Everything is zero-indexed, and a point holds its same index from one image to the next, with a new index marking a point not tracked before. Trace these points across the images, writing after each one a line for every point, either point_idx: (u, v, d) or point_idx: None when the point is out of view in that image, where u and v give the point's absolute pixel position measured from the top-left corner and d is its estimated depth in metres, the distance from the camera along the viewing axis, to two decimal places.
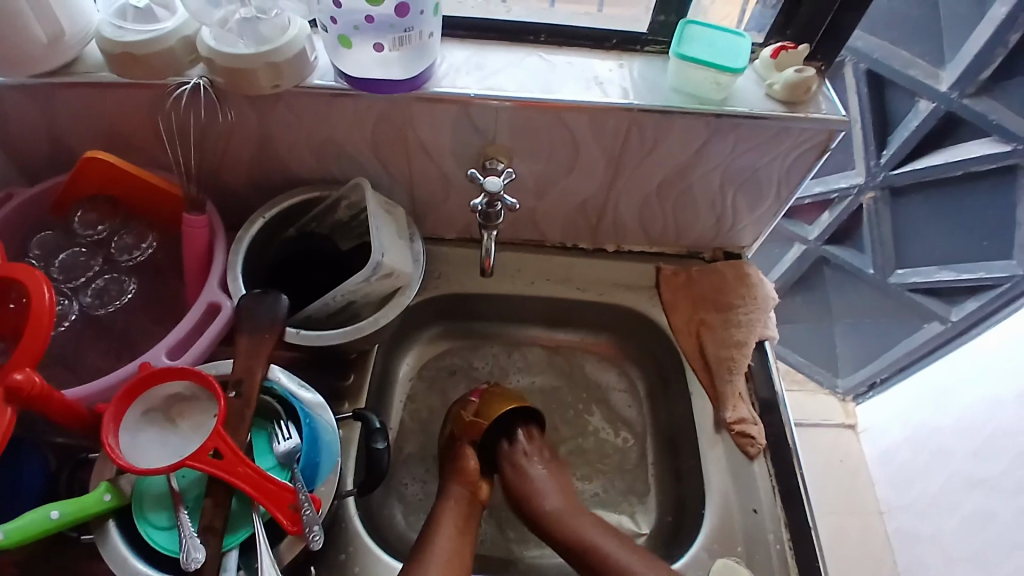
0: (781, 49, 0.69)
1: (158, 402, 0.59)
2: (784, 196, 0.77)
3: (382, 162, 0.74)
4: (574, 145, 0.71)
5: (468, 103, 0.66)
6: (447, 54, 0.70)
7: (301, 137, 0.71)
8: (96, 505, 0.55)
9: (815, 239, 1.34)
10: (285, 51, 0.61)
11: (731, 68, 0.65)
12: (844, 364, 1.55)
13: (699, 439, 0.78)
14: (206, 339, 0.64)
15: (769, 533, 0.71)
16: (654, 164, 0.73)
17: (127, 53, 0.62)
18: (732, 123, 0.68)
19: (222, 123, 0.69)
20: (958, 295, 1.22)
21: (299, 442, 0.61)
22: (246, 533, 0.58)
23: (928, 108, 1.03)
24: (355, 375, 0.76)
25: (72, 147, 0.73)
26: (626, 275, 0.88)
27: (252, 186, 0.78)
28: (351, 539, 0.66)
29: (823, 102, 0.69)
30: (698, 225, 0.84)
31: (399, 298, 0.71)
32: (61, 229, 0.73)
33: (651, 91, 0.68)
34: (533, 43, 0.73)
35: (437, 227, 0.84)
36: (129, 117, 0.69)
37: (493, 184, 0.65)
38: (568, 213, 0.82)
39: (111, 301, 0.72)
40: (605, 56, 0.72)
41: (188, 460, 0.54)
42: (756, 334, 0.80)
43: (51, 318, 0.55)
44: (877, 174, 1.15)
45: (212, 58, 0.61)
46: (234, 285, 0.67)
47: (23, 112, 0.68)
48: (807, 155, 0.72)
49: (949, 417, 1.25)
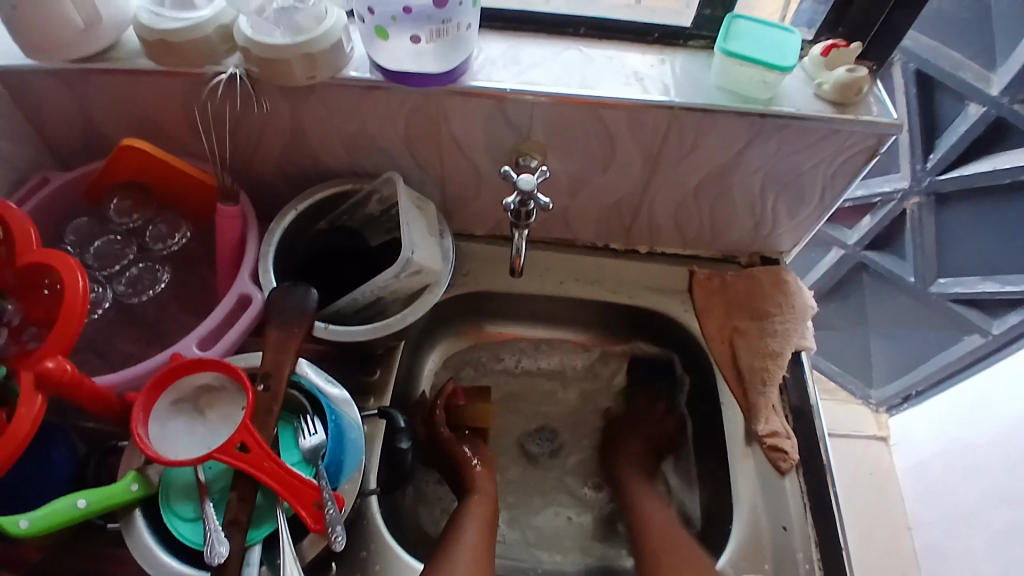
0: (833, 46, 0.66)
1: (187, 392, 0.59)
2: (828, 200, 0.74)
3: (414, 156, 0.73)
4: (611, 143, 0.69)
5: (504, 97, 0.64)
6: (484, 47, 0.68)
7: (334, 130, 0.70)
8: (123, 494, 0.55)
9: (854, 244, 1.29)
10: (322, 41, 0.61)
11: (781, 67, 0.62)
12: (878, 374, 1.50)
13: (730, 450, 0.76)
14: (235, 331, 0.64)
15: (800, 551, 0.69)
16: (693, 164, 0.71)
17: (163, 40, 0.61)
18: (778, 124, 0.65)
19: (255, 114, 0.68)
20: (1000, 307, 1.17)
21: (324, 439, 0.60)
22: (269, 528, 0.58)
23: (978, 112, 0.99)
24: (381, 371, 0.74)
25: (108, 134, 0.73)
26: (658, 277, 0.86)
27: (284, 177, 0.78)
28: (373, 536, 0.65)
29: (875, 105, 0.65)
30: (735, 229, 0.81)
31: (427, 295, 0.70)
32: (94, 216, 0.74)
33: (694, 89, 0.66)
34: (572, 37, 0.71)
35: (467, 223, 0.83)
36: (164, 105, 0.69)
37: (525, 183, 0.64)
38: (601, 213, 0.80)
39: (144, 291, 0.73)
40: (646, 51, 0.70)
41: (214, 453, 0.53)
42: (793, 344, 0.77)
43: (83, 304, 0.55)
44: (922, 179, 1.10)
45: (248, 47, 0.61)
46: (264, 277, 0.67)
47: (60, 98, 0.69)
48: (856, 159, 0.68)
49: (985, 434, 1.20)
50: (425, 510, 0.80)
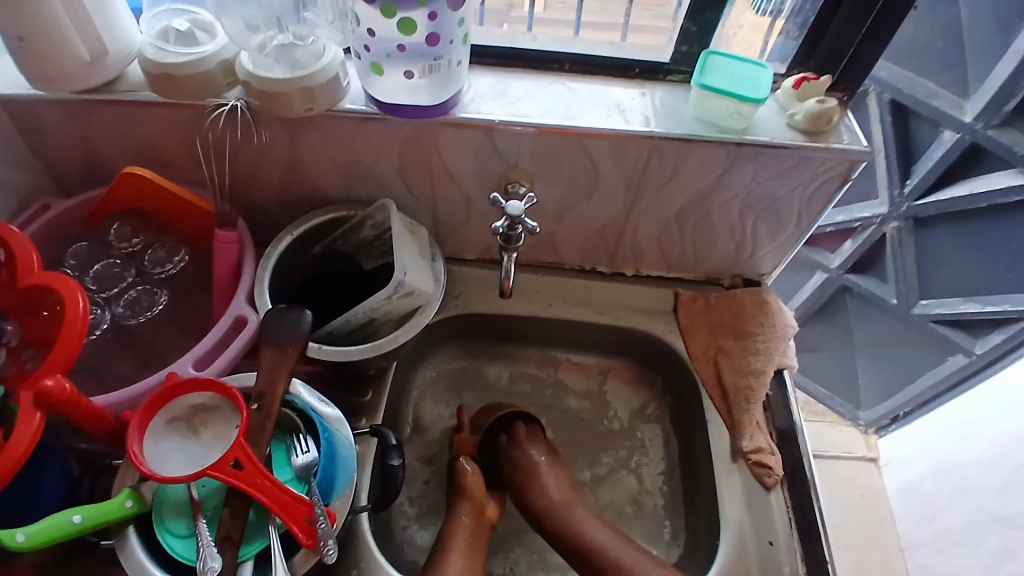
0: (803, 79, 0.70)
1: (181, 412, 0.61)
2: (805, 224, 0.77)
3: (406, 183, 0.76)
4: (595, 171, 0.72)
5: (492, 128, 0.67)
6: (473, 81, 0.72)
7: (330, 159, 0.73)
8: (118, 511, 0.56)
9: (837, 267, 1.32)
10: (319, 76, 0.64)
11: (754, 99, 0.66)
12: (866, 395, 1.52)
13: (715, 467, 0.77)
14: (230, 352, 0.65)
15: (786, 565, 0.70)
16: (674, 190, 0.74)
17: (165, 74, 0.65)
18: (753, 152, 0.68)
19: (255, 143, 0.71)
20: (983, 327, 1.20)
21: (317, 456, 0.62)
22: (261, 544, 0.59)
23: (952, 139, 1.03)
24: (373, 393, 0.76)
25: (109, 163, 0.76)
26: (644, 299, 0.88)
27: (280, 204, 0.80)
28: (363, 556, 0.66)
29: (845, 133, 0.69)
30: (717, 252, 0.84)
31: (418, 316, 0.73)
32: (94, 240, 0.76)
33: (673, 120, 0.69)
34: (558, 71, 0.75)
35: (457, 247, 0.86)
36: (165, 135, 0.72)
37: (514, 208, 0.66)
38: (587, 237, 0.82)
39: (142, 312, 0.75)
40: (628, 85, 0.74)
41: (209, 470, 0.55)
42: (774, 363, 0.80)
43: (83, 325, 0.57)
44: (901, 204, 1.14)
45: (249, 80, 0.64)
46: (259, 300, 0.69)
47: (66, 127, 0.72)
48: (829, 184, 0.72)
49: (974, 452, 1.22)
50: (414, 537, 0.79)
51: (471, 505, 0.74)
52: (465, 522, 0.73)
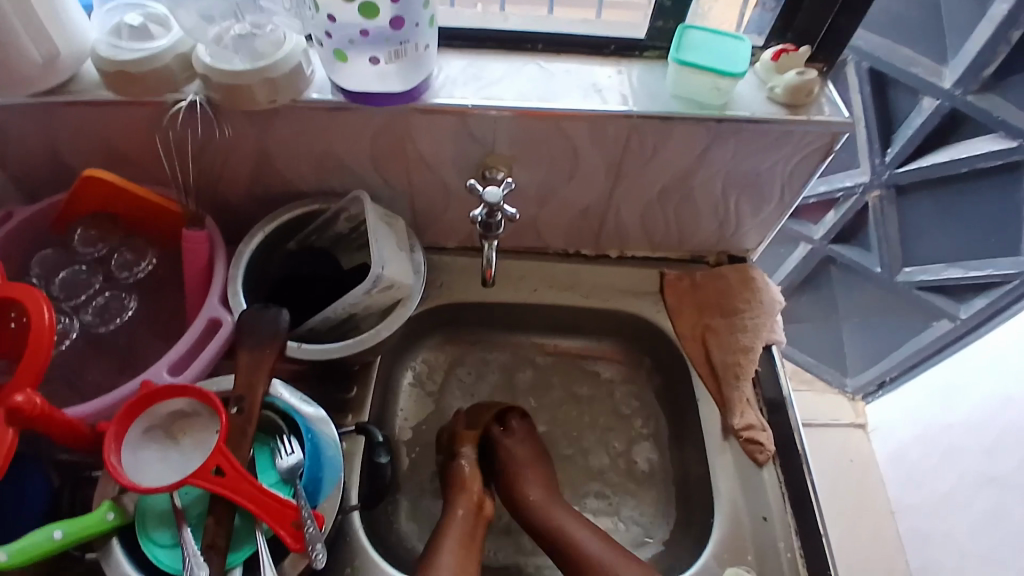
0: (782, 51, 0.69)
1: (159, 420, 0.59)
2: (787, 199, 0.77)
3: (381, 173, 0.74)
4: (574, 153, 0.70)
5: (467, 113, 0.65)
6: (444, 65, 0.69)
7: (300, 152, 0.71)
8: (99, 525, 0.55)
9: (821, 238, 1.32)
10: (282, 65, 0.61)
11: (732, 73, 0.65)
12: (852, 363, 1.54)
13: (707, 445, 0.77)
14: (207, 355, 0.64)
15: (780, 540, 0.71)
16: (656, 169, 0.73)
17: (122, 71, 0.62)
18: (732, 128, 0.67)
19: (220, 139, 0.69)
20: (967, 292, 1.21)
21: (301, 458, 0.61)
22: (248, 551, 0.58)
23: (932, 107, 1.02)
24: (358, 388, 0.75)
25: (72, 165, 0.73)
26: (629, 280, 0.87)
27: (252, 200, 0.78)
28: (355, 553, 0.66)
29: (825, 105, 0.68)
30: (701, 230, 0.83)
31: (400, 309, 0.71)
32: (60, 247, 0.73)
33: (650, 98, 0.68)
34: (531, 52, 0.73)
35: (438, 236, 0.84)
36: (127, 134, 0.69)
37: (492, 195, 0.65)
38: (569, 220, 0.81)
39: (112, 319, 0.72)
40: (603, 63, 0.72)
41: (190, 478, 0.54)
42: (762, 338, 0.80)
43: (51, 337, 0.55)
44: (882, 172, 1.14)
45: (209, 74, 0.61)
46: (234, 300, 0.67)
47: (22, 131, 0.68)
48: (811, 157, 0.71)
49: (960, 416, 1.23)
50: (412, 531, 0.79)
51: (469, 498, 0.74)
52: (462, 513, 0.72)
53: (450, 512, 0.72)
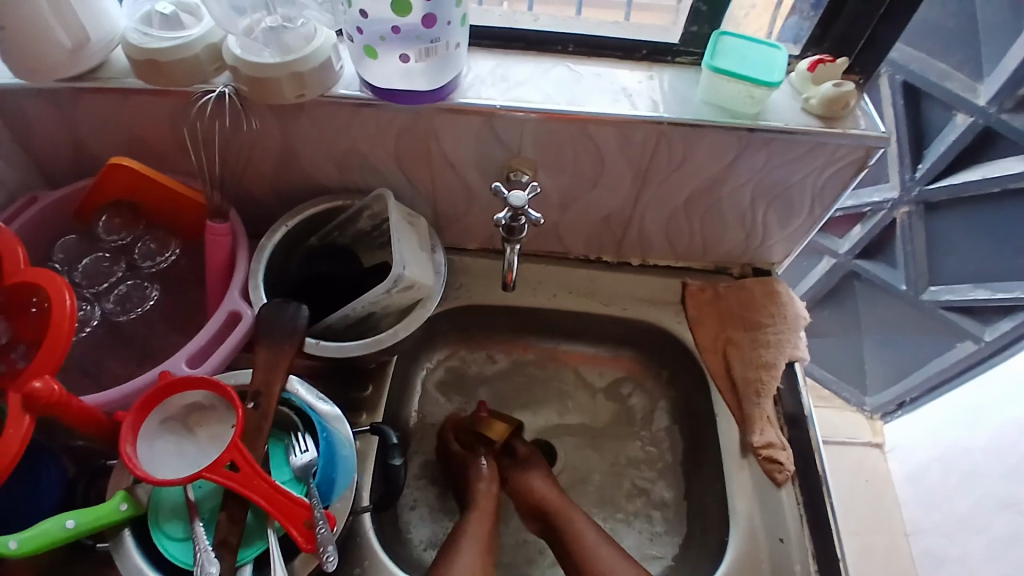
0: (819, 61, 0.67)
1: (176, 411, 0.59)
2: (818, 212, 0.75)
3: (405, 172, 0.73)
4: (601, 158, 0.69)
5: (493, 114, 0.64)
6: (473, 64, 0.69)
7: (325, 148, 0.70)
8: (111, 515, 0.55)
9: (845, 253, 1.30)
10: (310, 61, 0.61)
11: (768, 82, 0.63)
12: (872, 381, 1.50)
13: (725, 462, 0.76)
14: (226, 348, 0.63)
15: (797, 563, 0.69)
16: (683, 178, 0.71)
17: (152, 60, 0.61)
18: (766, 138, 0.65)
19: (247, 132, 0.69)
20: (993, 314, 1.18)
21: (315, 456, 0.61)
22: (259, 548, 0.58)
23: (965, 122, 1.00)
24: (373, 388, 0.74)
25: (98, 153, 0.73)
26: (649, 289, 0.86)
27: (274, 194, 0.78)
28: (367, 553, 0.65)
29: (862, 119, 0.66)
30: (727, 241, 0.81)
31: (419, 310, 0.70)
32: (84, 234, 0.73)
33: (682, 104, 0.66)
34: (562, 53, 0.72)
35: (458, 237, 0.83)
36: (154, 123, 0.69)
37: (517, 198, 0.64)
38: (593, 226, 0.80)
39: (133, 308, 0.72)
40: (634, 67, 0.71)
41: (204, 472, 0.53)
42: (786, 354, 0.78)
43: (71, 325, 0.54)
44: (911, 188, 1.11)
45: (237, 66, 0.61)
46: (255, 294, 0.67)
47: (51, 116, 0.69)
48: (845, 170, 0.69)
49: (980, 440, 1.21)
50: (416, 531, 0.77)
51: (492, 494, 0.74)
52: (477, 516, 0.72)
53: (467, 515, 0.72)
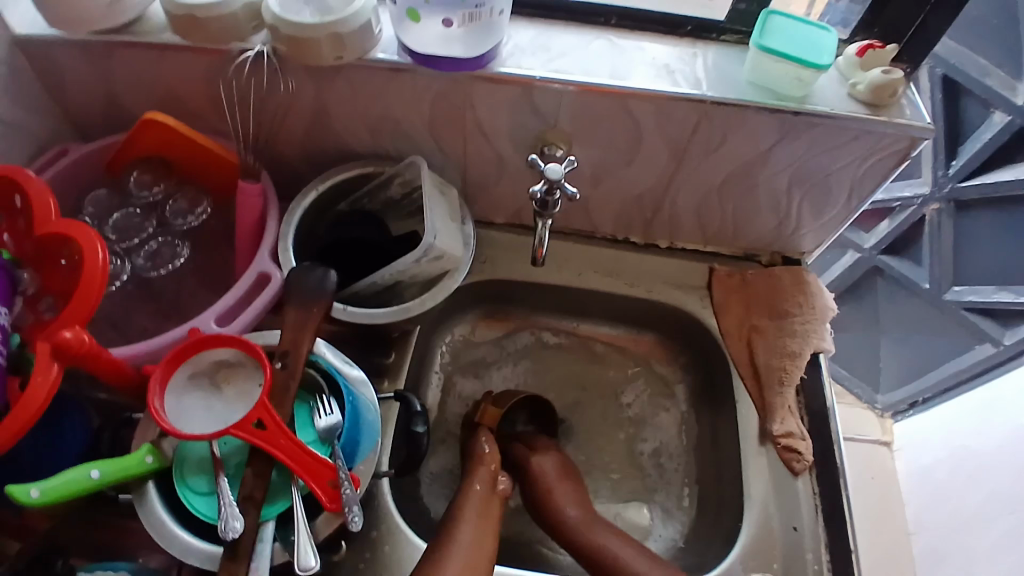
0: (868, 46, 0.65)
1: (204, 368, 0.59)
2: (855, 202, 0.73)
3: (437, 141, 0.72)
4: (637, 135, 0.68)
5: (531, 85, 0.63)
6: (513, 33, 0.67)
7: (358, 112, 0.70)
8: (137, 467, 0.56)
9: (870, 247, 1.28)
10: (350, 22, 0.60)
11: (817, 65, 0.61)
12: (886, 379, 1.50)
13: (742, 448, 0.75)
14: (254, 308, 0.64)
15: (808, 552, 0.69)
16: (720, 159, 0.70)
17: (190, 15, 0.61)
18: (808, 122, 0.64)
19: (281, 93, 0.68)
20: (1014, 317, 1.16)
21: (340, 419, 0.61)
22: (283, 505, 0.58)
23: (1003, 121, 0.98)
24: (396, 355, 0.75)
25: (130, 108, 0.73)
26: (676, 272, 0.85)
27: (306, 157, 0.77)
28: (383, 517, 0.66)
29: (907, 107, 0.64)
30: (758, 227, 0.80)
31: (447, 281, 0.70)
32: (114, 188, 0.74)
33: (724, 84, 0.65)
34: (603, 26, 0.70)
35: (486, 210, 0.83)
36: (187, 80, 0.68)
37: (554, 171, 0.63)
38: (623, 205, 0.79)
39: (163, 265, 0.73)
40: (677, 44, 0.69)
41: (232, 428, 0.54)
42: (812, 345, 0.77)
43: (102, 278, 0.55)
44: (943, 185, 1.09)
45: (276, 25, 0.60)
46: (284, 256, 0.67)
47: (85, 69, 0.68)
48: (886, 160, 0.67)
49: (991, 444, 1.20)
50: (437, 457, 0.82)
51: (487, 472, 0.72)
52: (480, 490, 0.69)
53: (469, 487, 0.70)
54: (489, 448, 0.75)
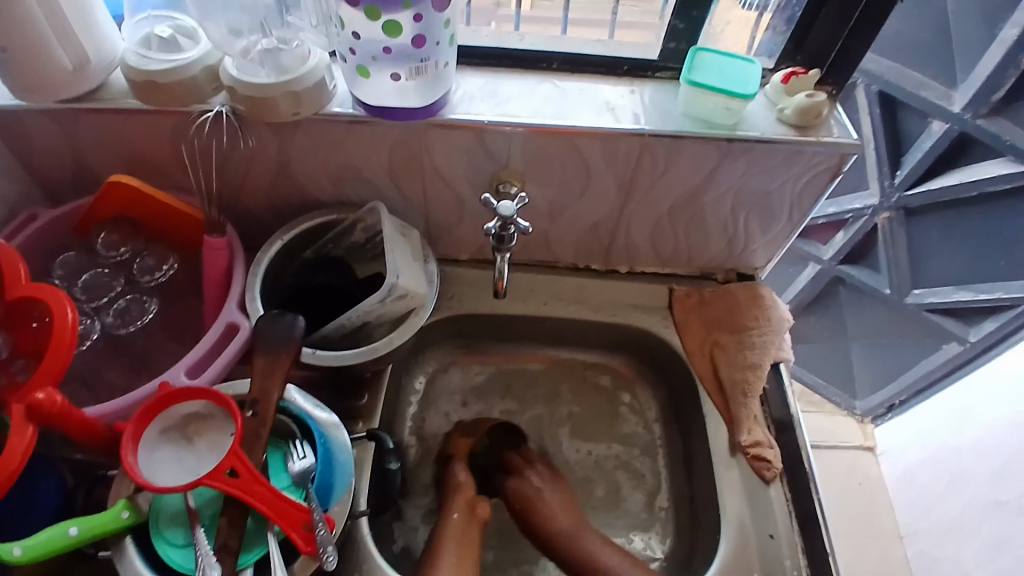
0: (792, 74, 0.70)
1: (175, 421, 0.60)
2: (797, 217, 0.77)
3: (398, 188, 0.76)
4: (587, 169, 0.72)
5: (482, 129, 0.67)
6: (462, 82, 0.71)
7: (319, 163, 0.73)
8: (114, 522, 0.56)
9: (830, 258, 1.32)
10: (305, 80, 0.63)
11: (743, 94, 0.66)
12: (861, 386, 1.53)
13: (713, 462, 0.77)
14: (224, 358, 0.65)
15: (786, 559, 0.70)
16: (666, 186, 0.74)
17: (149, 80, 0.64)
18: (743, 147, 0.68)
19: (244, 148, 0.71)
20: (976, 315, 1.20)
21: (313, 462, 0.62)
22: (260, 552, 0.59)
23: (942, 129, 1.03)
24: (369, 396, 0.76)
25: (96, 171, 0.75)
26: (638, 296, 0.88)
27: (271, 209, 0.80)
28: (364, 557, 0.66)
29: (835, 127, 0.69)
30: (711, 247, 0.84)
31: (414, 318, 0.72)
32: (82, 250, 0.75)
33: (662, 117, 0.69)
34: (547, 71, 0.74)
35: (451, 248, 0.86)
36: (151, 142, 0.71)
37: (506, 208, 0.66)
38: (581, 235, 0.82)
39: (133, 321, 0.74)
40: (617, 83, 0.73)
41: (204, 479, 0.55)
42: (771, 356, 0.80)
43: (72, 337, 0.56)
44: (892, 194, 1.14)
45: (235, 86, 0.64)
46: (251, 306, 0.69)
47: (51, 135, 0.71)
48: (821, 177, 0.72)
49: (969, 440, 1.22)
50: (418, 466, 0.84)
51: (464, 501, 0.74)
52: (456, 517, 0.72)
53: (446, 517, 0.72)
54: (466, 478, 0.78)
